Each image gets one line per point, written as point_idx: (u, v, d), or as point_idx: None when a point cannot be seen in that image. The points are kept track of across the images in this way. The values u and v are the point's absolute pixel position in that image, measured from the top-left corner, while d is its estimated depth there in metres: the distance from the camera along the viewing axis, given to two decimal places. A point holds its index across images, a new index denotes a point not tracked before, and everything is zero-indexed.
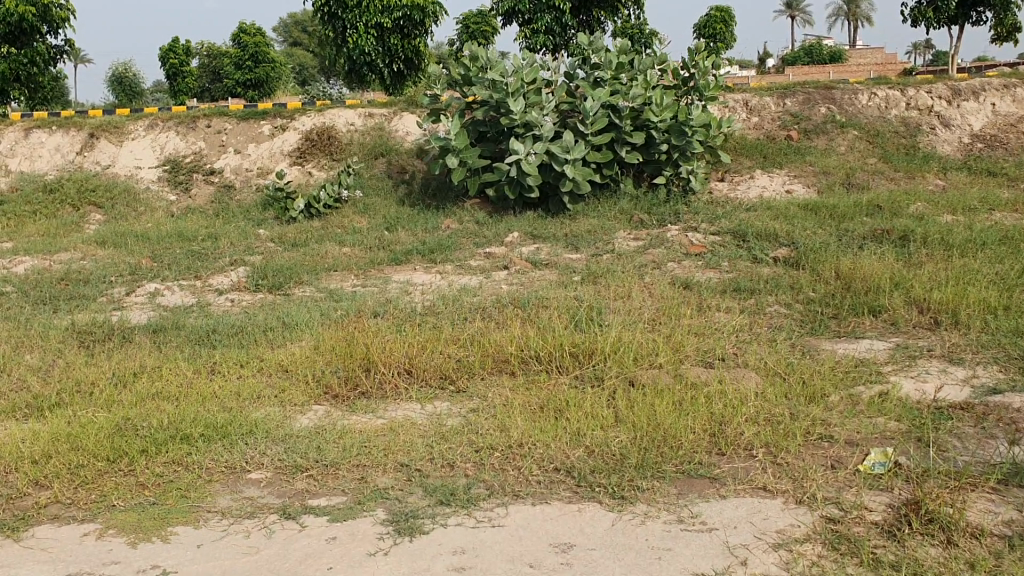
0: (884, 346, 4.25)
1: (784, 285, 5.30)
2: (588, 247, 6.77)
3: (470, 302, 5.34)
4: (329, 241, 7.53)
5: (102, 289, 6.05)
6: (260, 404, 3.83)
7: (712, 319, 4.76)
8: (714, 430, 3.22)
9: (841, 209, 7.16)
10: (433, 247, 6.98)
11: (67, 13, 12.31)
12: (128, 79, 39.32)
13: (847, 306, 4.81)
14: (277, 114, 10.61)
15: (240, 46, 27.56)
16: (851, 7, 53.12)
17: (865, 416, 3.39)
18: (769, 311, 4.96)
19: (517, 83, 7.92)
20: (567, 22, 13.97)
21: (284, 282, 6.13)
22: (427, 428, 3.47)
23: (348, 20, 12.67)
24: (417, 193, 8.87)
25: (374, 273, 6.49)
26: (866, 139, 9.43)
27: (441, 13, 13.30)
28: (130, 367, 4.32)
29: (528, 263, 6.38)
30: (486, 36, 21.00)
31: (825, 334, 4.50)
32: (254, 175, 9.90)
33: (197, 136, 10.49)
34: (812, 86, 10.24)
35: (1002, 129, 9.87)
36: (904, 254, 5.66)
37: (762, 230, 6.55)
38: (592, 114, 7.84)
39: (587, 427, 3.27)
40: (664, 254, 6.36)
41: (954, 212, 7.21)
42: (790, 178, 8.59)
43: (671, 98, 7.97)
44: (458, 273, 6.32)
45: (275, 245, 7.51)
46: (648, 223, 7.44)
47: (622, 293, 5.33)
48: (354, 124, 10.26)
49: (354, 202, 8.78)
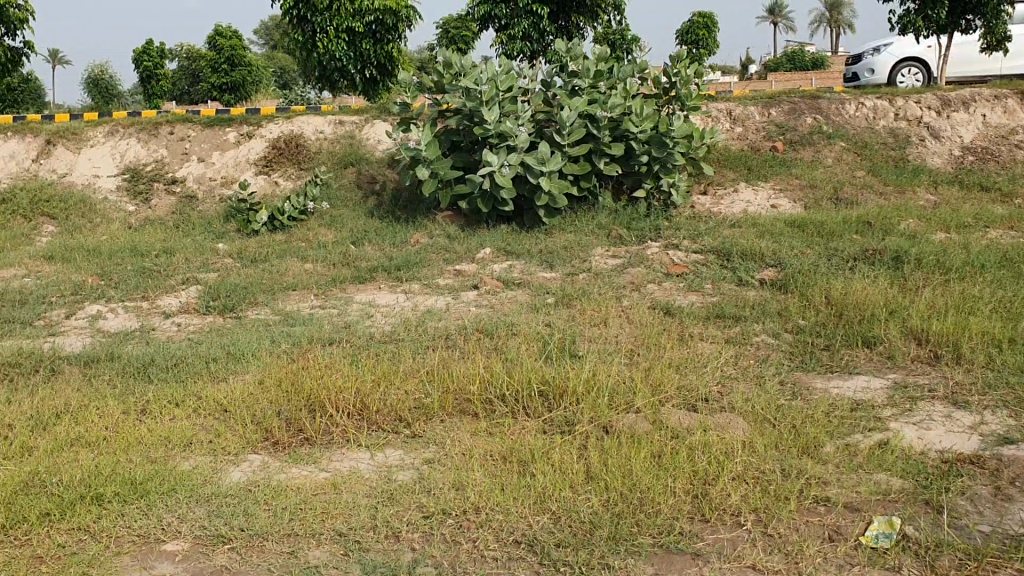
0: (881, 384, 3.90)
1: (772, 312, 4.95)
2: (564, 265, 6.39)
3: (434, 328, 4.96)
4: (290, 256, 7.13)
5: (40, 311, 5.63)
6: (191, 456, 3.43)
7: (695, 351, 4.39)
8: (697, 491, 2.85)
9: (829, 226, 6.82)
10: (400, 264, 6.59)
11: (25, 14, 11.84)
12: (103, 82, 38.83)
13: (839, 337, 4.46)
14: (243, 122, 10.19)
15: (215, 49, 27.14)
16: (833, 15, 53.17)
17: (865, 471, 3.03)
18: (755, 341, 4.59)
19: (491, 91, 7.53)
20: (545, 28, 13.60)
21: (237, 304, 5.72)
22: (373, 484, 3.08)
23: (318, 24, 12.24)
24: (387, 205, 8.47)
25: (334, 292, 6.09)
26: (853, 152, 9.10)
27: (415, 17, 12.90)
28: (52, 407, 3.91)
29: (499, 282, 5.99)
30: (466, 42, 20.63)
31: (816, 369, 4.15)
32: (217, 184, 9.47)
33: (159, 143, 10.05)
34: (798, 96, 9.93)
35: (994, 141, 9.58)
36: (899, 278, 5.31)
37: (747, 250, 6.20)
38: (569, 125, 7.47)
39: (554, 486, 2.90)
40: (643, 274, 5.99)
41: (947, 230, 6.88)
42: (775, 192, 8.24)
43: (652, 108, 7.61)
44: (424, 293, 5.92)
45: (233, 260, 7.10)
46: (628, 238, 7.08)
47: (598, 319, 4.96)
48: (323, 132, 9.85)
49: (320, 214, 8.38)
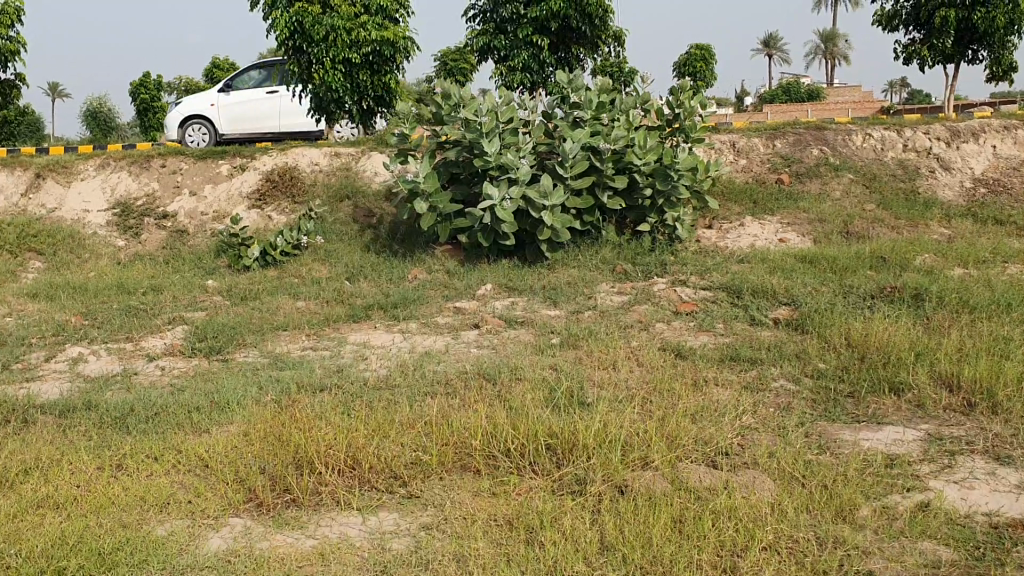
0: (915, 436, 3.63)
1: (789, 354, 4.68)
2: (568, 303, 6.12)
3: (433, 372, 4.69)
4: (282, 293, 6.86)
5: (17, 355, 5.36)
6: (167, 519, 3.16)
7: (710, 398, 4.11)
8: (724, 565, 2.59)
9: (843, 261, 6.57)
10: (397, 302, 6.32)
11: (17, 45, 11.64)
12: (102, 114, 38.83)
13: (864, 383, 4.19)
14: (237, 154, 9.96)
15: (212, 81, 27.28)
16: (829, 47, 53.48)
17: (908, 538, 2.75)
18: (774, 386, 4.32)
19: (492, 122, 7.31)
20: (545, 59, 13.42)
21: (224, 346, 5.45)
22: (367, 553, 2.81)
23: (314, 55, 12.02)
24: (383, 239, 8.22)
25: (328, 332, 5.82)
26: (862, 184, 8.87)
27: (413, 49, 12.72)
28: (21, 461, 3.63)
29: (501, 321, 5.72)
30: (464, 74, 20.46)
31: (841, 419, 3.88)
32: (209, 219, 9.21)
33: (150, 176, 9.82)
34: (803, 127, 9.74)
35: (1005, 172, 9.37)
36: (921, 318, 5.05)
37: (759, 287, 5.94)
38: (572, 157, 7.23)
39: (565, 560, 2.63)
40: (651, 312, 5.72)
41: (964, 265, 6.64)
42: (783, 225, 7.99)
43: (655, 140, 7.38)
44: (423, 332, 5.65)
45: (222, 298, 6.83)
46: (633, 274, 6.83)
47: (606, 362, 4.69)
48: (318, 164, 9.61)
49: (314, 249, 8.12)
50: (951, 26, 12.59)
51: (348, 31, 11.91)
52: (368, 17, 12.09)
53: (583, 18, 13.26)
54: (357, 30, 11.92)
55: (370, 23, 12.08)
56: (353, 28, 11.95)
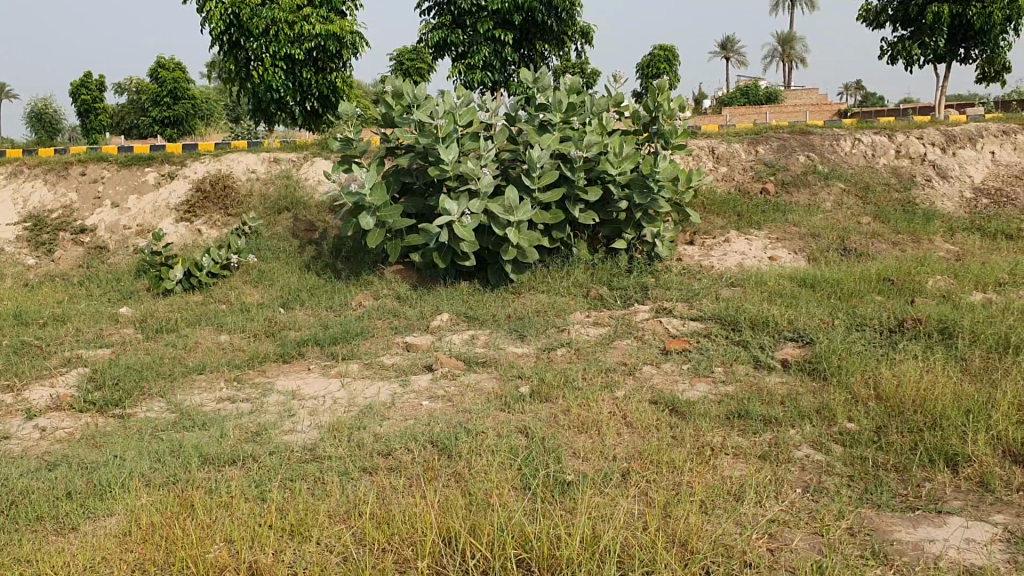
0: (995, 533, 2.82)
1: (808, 412, 3.85)
2: (537, 337, 5.26)
3: (375, 434, 3.79)
4: (205, 323, 5.91)
5: None
6: None
7: (724, 475, 3.27)
8: None
9: (847, 285, 5.80)
10: (337, 336, 5.41)
11: None
12: (47, 115, 37.20)
13: (911, 454, 3.38)
14: (165, 160, 8.96)
15: (157, 81, 26.47)
16: (787, 50, 53.45)
17: None
18: (798, 457, 3.47)
19: (449, 126, 6.42)
20: (506, 56, 12.57)
21: (123, 398, 4.49)
22: None
23: (253, 50, 11.07)
24: (325, 258, 7.29)
25: (254, 375, 4.89)
26: (854, 194, 8.12)
27: (362, 44, 11.79)
28: None
29: (459, 361, 4.83)
30: (421, 74, 19.48)
31: (893, 504, 3.05)
32: (132, 233, 8.22)
33: (68, 186, 8.80)
34: (786, 131, 9.00)
35: (1006, 181, 8.71)
36: (959, 362, 4.28)
37: (759, 317, 5.14)
38: (539, 166, 6.36)
39: None
40: (634, 350, 4.87)
41: (982, 289, 5.90)
42: (772, 241, 7.19)
43: (632, 147, 6.53)
44: (366, 376, 4.74)
45: (134, 330, 5.88)
46: (609, 300, 5.99)
47: (588, 420, 3.82)
48: (255, 171, 8.65)
49: (246, 269, 7.16)
50: (944, 23, 12.00)
51: (290, 24, 11.01)
52: (312, 10, 11.18)
53: (549, 11, 12.39)
54: (300, 23, 11.01)
55: (314, 16, 11.17)
56: (296, 21, 11.04)
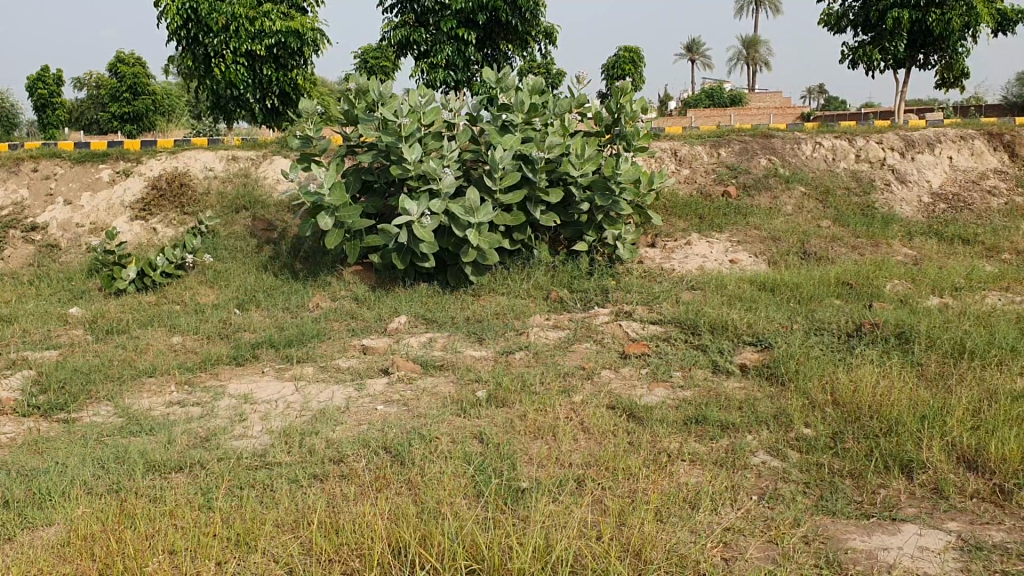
0: (949, 541, 2.81)
1: (765, 417, 3.82)
2: (496, 339, 5.21)
3: (326, 440, 3.71)
4: (157, 324, 5.78)
5: None
6: None
7: (681, 483, 3.23)
8: None
9: (806, 289, 5.81)
10: (292, 338, 5.32)
11: None
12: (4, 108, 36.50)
13: (868, 461, 3.36)
14: (120, 157, 8.78)
15: (116, 76, 26.01)
16: (750, 53, 53.93)
17: None
18: (754, 463, 3.44)
19: (411, 125, 6.32)
20: (470, 55, 12.50)
21: (68, 403, 4.37)
22: None
23: (212, 46, 10.92)
24: (283, 257, 7.17)
25: (205, 378, 4.78)
26: (815, 198, 8.17)
27: (323, 42, 11.65)
28: None
29: (415, 365, 4.76)
30: (384, 71, 19.29)
31: (848, 511, 3.03)
32: (84, 232, 8.05)
33: (19, 183, 8.59)
34: (749, 134, 9.03)
35: (963, 186, 8.80)
36: (915, 367, 4.29)
37: (719, 321, 5.12)
38: (500, 167, 6.29)
39: None
40: (593, 354, 4.84)
41: (940, 292, 5.94)
42: (733, 244, 7.19)
43: (594, 149, 6.48)
44: (321, 380, 4.65)
45: (83, 331, 5.73)
46: (569, 303, 5.95)
47: (545, 426, 3.77)
48: (212, 169, 8.51)
49: (202, 268, 7.03)
50: (904, 28, 12.13)
51: (251, 20, 10.87)
52: (272, 6, 11.04)
53: (513, 11, 12.31)
54: (260, 19, 10.88)
55: (275, 12, 11.03)
56: (256, 17, 10.92)
